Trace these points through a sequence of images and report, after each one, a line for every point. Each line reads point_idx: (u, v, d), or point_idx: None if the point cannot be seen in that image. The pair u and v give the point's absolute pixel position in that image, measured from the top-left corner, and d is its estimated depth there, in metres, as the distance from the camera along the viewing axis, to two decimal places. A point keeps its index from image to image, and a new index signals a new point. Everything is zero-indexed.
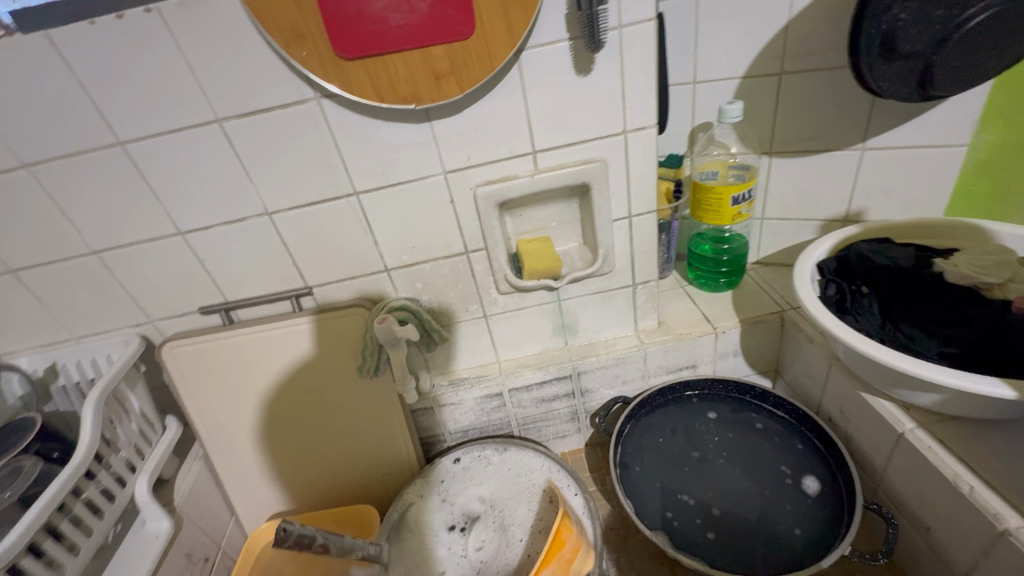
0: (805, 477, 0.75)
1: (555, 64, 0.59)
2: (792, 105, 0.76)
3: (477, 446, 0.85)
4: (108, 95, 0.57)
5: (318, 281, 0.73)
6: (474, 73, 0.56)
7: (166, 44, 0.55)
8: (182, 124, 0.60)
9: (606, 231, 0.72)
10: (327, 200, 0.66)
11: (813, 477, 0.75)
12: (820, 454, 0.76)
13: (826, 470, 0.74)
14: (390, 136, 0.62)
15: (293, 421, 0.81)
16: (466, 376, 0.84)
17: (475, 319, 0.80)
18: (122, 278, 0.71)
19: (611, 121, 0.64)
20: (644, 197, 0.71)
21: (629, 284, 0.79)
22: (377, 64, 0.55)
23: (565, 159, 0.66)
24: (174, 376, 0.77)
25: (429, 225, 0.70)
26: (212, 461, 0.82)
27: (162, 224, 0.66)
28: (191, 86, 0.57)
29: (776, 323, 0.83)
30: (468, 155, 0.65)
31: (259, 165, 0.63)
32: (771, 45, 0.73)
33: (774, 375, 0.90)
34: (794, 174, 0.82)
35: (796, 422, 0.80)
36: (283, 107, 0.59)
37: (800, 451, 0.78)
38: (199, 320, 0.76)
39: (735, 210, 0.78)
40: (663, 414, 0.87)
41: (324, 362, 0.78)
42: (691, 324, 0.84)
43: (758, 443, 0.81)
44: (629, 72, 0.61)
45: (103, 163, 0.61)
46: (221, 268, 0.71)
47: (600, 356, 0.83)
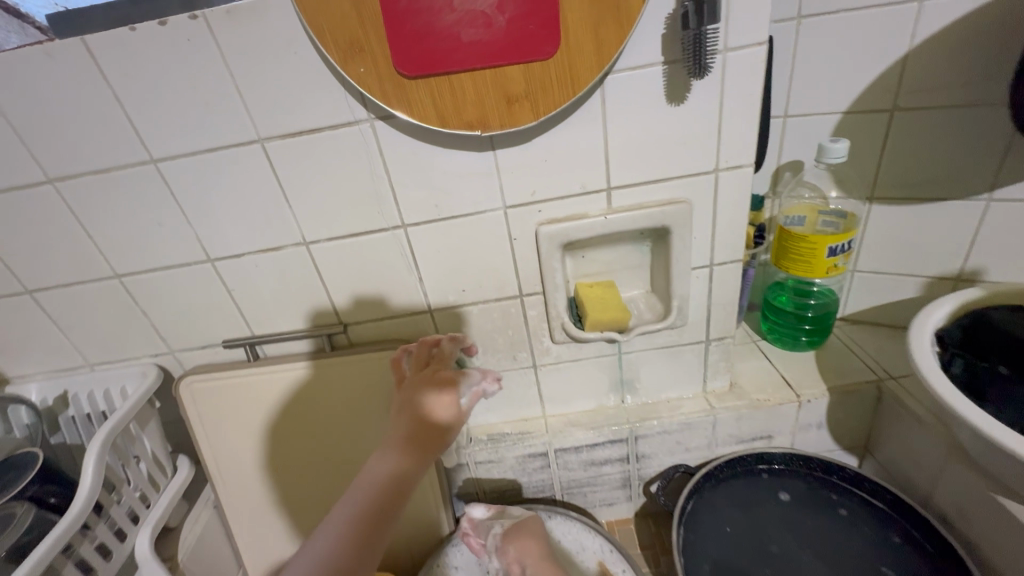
0: None
1: (644, 91, 0.52)
2: (902, 146, 0.66)
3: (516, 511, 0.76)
4: (144, 110, 0.52)
5: (353, 319, 0.66)
6: (552, 98, 0.49)
7: (210, 56, 0.49)
8: (220, 144, 0.53)
9: (683, 280, 0.62)
10: (372, 232, 0.59)
11: None
12: (931, 559, 0.62)
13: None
14: (449, 165, 0.55)
15: (315, 470, 0.73)
16: (507, 432, 0.75)
17: (522, 368, 0.71)
18: (144, 305, 0.65)
19: (700, 157, 0.56)
20: (730, 243, 0.61)
21: (702, 340, 0.69)
22: (443, 85, 0.48)
23: (643, 197, 0.58)
24: (190, 412, 0.70)
25: (483, 264, 0.62)
26: (222, 509, 0.74)
27: (191, 249, 0.60)
28: (233, 101, 0.51)
29: (872, 394, 0.71)
30: (534, 190, 0.57)
31: (300, 191, 0.56)
32: (883, 78, 0.64)
33: (862, 453, 0.77)
34: (897, 223, 0.71)
35: (897, 515, 0.67)
36: (333, 128, 0.53)
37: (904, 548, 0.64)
38: (223, 353, 0.69)
39: (830, 262, 0.68)
40: (731, 488, 0.74)
41: (353, 408, 0.70)
42: (769, 389, 0.73)
43: (849, 537, 0.67)
44: (728, 103, 0.52)
45: (132, 182, 0.56)
46: (250, 300, 0.64)
47: (661, 419, 0.73)
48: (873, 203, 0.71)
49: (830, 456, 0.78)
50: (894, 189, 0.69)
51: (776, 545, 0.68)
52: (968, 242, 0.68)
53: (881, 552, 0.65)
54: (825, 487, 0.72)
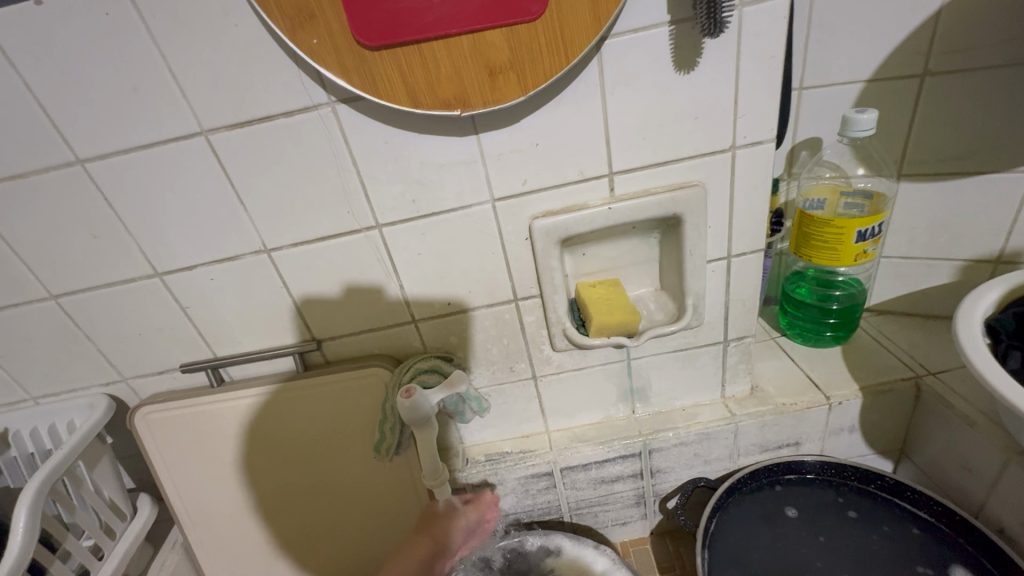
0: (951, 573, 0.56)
1: (648, 58, 0.44)
2: (933, 116, 0.60)
3: (521, 540, 0.68)
4: (64, 103, 0.44)
5: (328, 334, 0.58)
6: (542, 68, 0.41)
7: (134, 33, 0.42)
8: (155, 139, 0.46)
9: (698, 274, 0.55)
10: (342, 234, 0.51)
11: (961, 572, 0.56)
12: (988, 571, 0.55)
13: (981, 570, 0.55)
14: (426, 153, 0.48)
15: (293, 505, 0.66)
16: (507, 451, 0.67)
17: (521, 380, 0.63)
18: (86, 328, 0.57)
19: (714, 133, 0.48)
20: (750, 231, 0.54)
21: (719, 341, 0.62)
22: (412, 56, 0.40)
23: (650, 183, 0.51)
24: (149, 447, 0.62)
25: (471, 266, 0.54)
26: (194, 549, 0.68)
27: (135, 263, 0.52)
28: (168, 88, 0.44)
29: (909, 393, 0.64)
30: (526, 178, 0.49)
31: (254, 190, 0.49)
32: (912, 38, 0.57)
33: (898, 455, 0.70)
34: (928, 202, 0.64)
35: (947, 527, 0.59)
36: (287, 115, 0.45)
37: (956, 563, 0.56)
38: (183, 379, 0.61)
39: (859, 248, 0.60)
40: (757, 502, 0.66)
41: (331, 438, 0.63)
42: (795, 391, 0.66)
43: (892, 554, 0.59)
44: (745, 68, 0.45)
45: (60, 187, 0.48)
46: (208, 318, 0.56)
47: (678, 430, 0.65)
48: (901, 182, 0.65)
49: (862, 460, 0.71)
50: (926, 164, 0.63)
51: (811, 565, 0.60)
52: (1011, 220, 0.61)
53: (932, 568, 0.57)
54: (861, 499, 0.64)
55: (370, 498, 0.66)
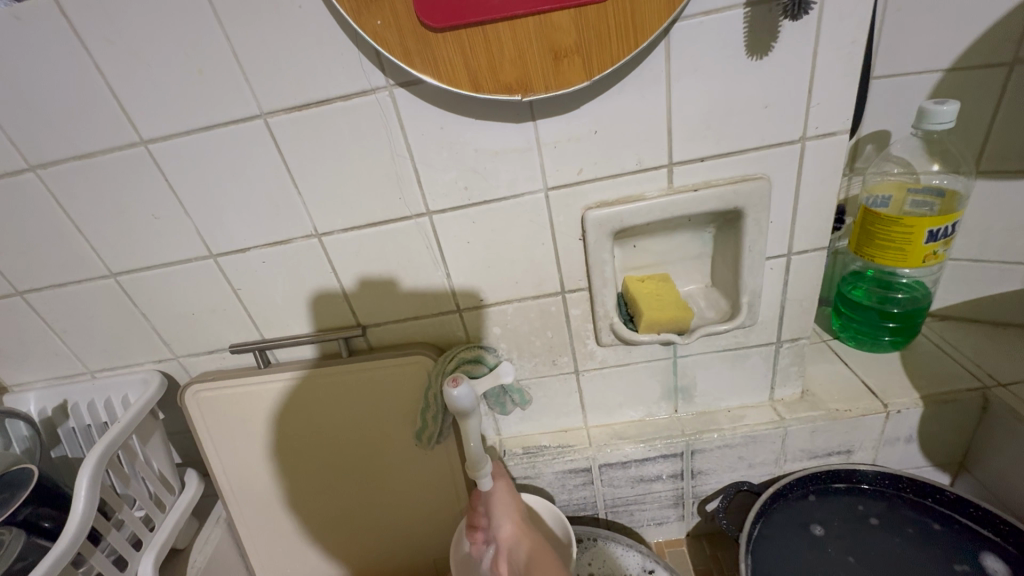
0: (984, 558, 0.56)
1: (719, 42, 0.42)
2: (1019, 107, 0.56)
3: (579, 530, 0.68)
4: (131, 85, 0.45)
5: (373, 320, 0.58)
6: (609, 52, 0.40)
7: (200, 13, 0.42)
8: (216, 121, 0.46)
9: (755, 271, 0.53)
10: (392, 220, 0.51)
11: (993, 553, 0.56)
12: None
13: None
14: (482, 140, 0.47)
15: (333, 488, 0.67)
16: (545, 445, 0.66)
17: (562, 374, 0.62)
18: (143, 306, 0.58)
19: (784, 122, 0.46)
20: (814, 228, 0.52)
21: (772, 342, 0.60)
22: (476, 38, 0.39)
23: (710, 174, 0.49)
24: (197, 423, 0.64)
25: (520, 257, 0.54)
26: (236, 525, 0.69)
27: (191, 244, 0.53)
28: (229, 69, 0.44)
29: (974, 404, 0.60)
30: (581, 167, 0.48)
31: (309, 174, 0.49)
32: (1001, 24, 0.53)
33: (956, 469, 0.67)
34: (1005, 202, 0.60)
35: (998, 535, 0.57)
36: (346, 98, 0.45)
37: (994, 556, 0.56)
38: (232, 359, 0.63)
39: (929, 249, 0.57)
40: (804, 509, 0.64)
41: (372, 422, 0.63)
42: (849, 397, 0.63)
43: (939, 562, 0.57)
44: (823, 54, 0.43)
45: (123, 167, 0.49)
46: (258, 300, 0.57)
47: (723, 432, 0.63)
48: (977, 179, 0.61)
49: (918, 472, 0.67)
50: (1007, 160, 0.58)
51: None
52: None
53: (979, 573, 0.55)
54: (916, 513, 0.61)
55: (407, 485, 0.66)
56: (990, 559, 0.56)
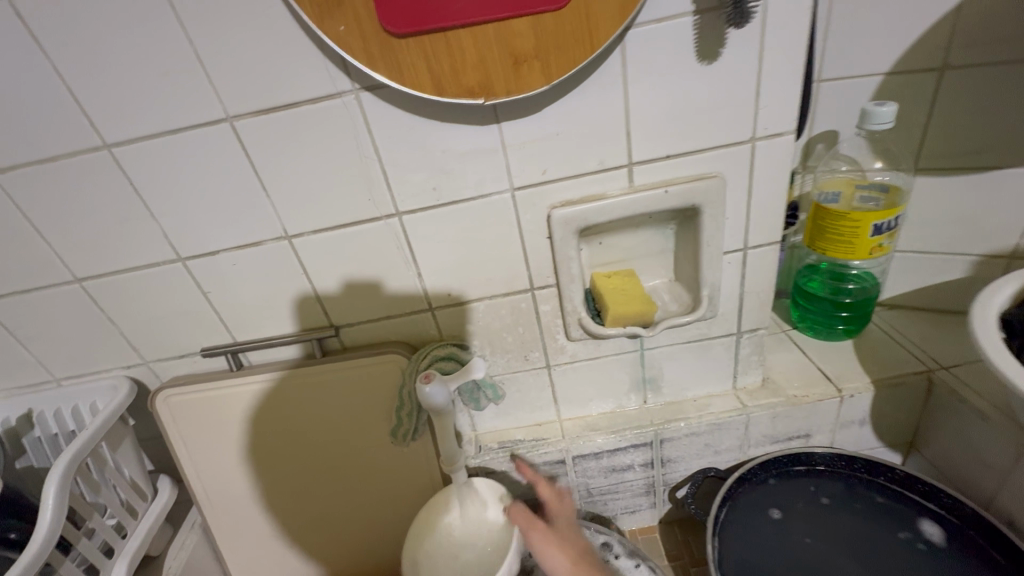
0: (922, 524, 0.61)
1: (671, 48, 0.45)
2: (952, 109, 0.60)
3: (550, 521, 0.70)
4: (93, 89, 0.45)
5: (346, 321, 0.59)
6: (566, 58, 0.42)
7: (163, 18, 0.42)
8: (181, 125, 0.46)
9: (713, 266, 0.55)
10: (363, 221, 0.52)
11: (930, 520, 0.61)
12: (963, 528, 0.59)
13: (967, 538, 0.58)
14: (448, 142, 0.48)
15: (310, 489, 0.68)
16: (519, 439, 0.68)
17: (535, 368, 0.64)
18: (110, 311, 0.58)
19: (735, 124, 0.49)
20: (767, 223, 0.55)
21: (733, 332, 0.63)
22: (438, 44, 0.41)
23: (668, 173, 0.51)
24: (169, 429, 0.64)
25: (489, 255, 0.55)
26: (211, 530, 0.69)
27: (159, 247, 0.53)
28: (194, 73, 0.44)
29: (920, 386, 0.64)
30: (545, 168, 0.50)
31: (277, 176, 0.49)
32: (934, 31, 0.56)
33: (906, 449, 0.71)
34: (943, 197, 0.64)
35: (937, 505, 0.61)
36: (312, 101, 0.45)
37: (929, 521, 0.61)
38: (204, 363, 0.62)
39: (875, 241, 0.60)
40: (766, 493, 0.67)
41: (348, 421, 0.64)
42: (806, 383, 0.67)
43: (885, 532, 0.61)
44: (768, 59, 0.45)
45: (88, 171, 0.49)
46: (230, 303, 0.57)
47: (689, 420, 0.66)
48: (917, 175, 0.65)
49: (872, 453, 0.71)
50: (943, 158, 0.63)
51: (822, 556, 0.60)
52: None
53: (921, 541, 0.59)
54: (870, 492, 0.65)
55: (385, 483, 0.67)
56: (928, 524, 0.61)
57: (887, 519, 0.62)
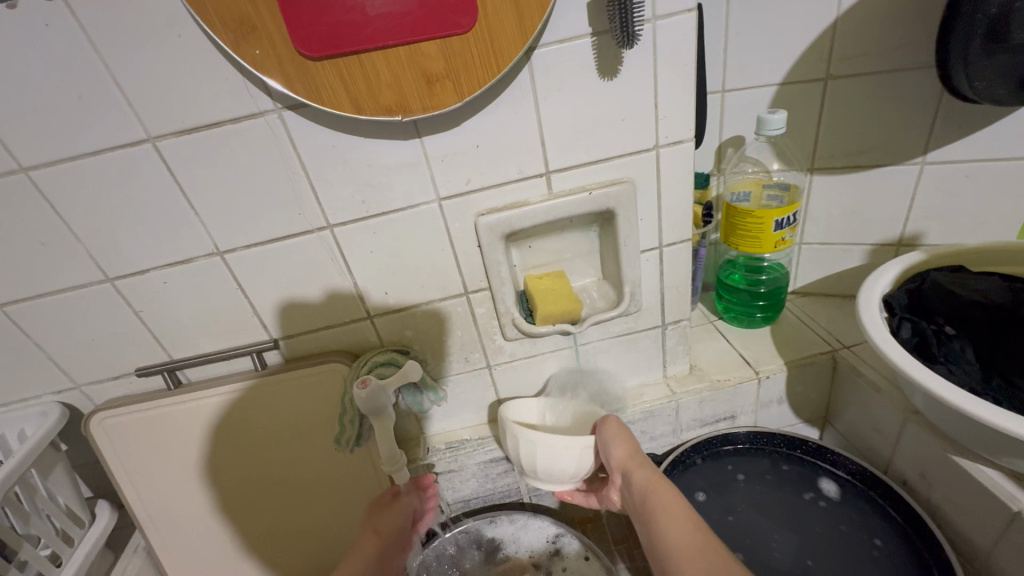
0: (822, 484, 0.68)
1: (574, 65, 0.49)
2: (836, 116, 0.67)
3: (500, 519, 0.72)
4: (7, 113, 0.45)
5: (284, 333, 0.60)
6: (475, 76, 0.45)
7: (77, 44, 0.43)
8: (102, 146, 0.47)
9: (633, 263, 0.60)
10: (294, 234, 0.54)
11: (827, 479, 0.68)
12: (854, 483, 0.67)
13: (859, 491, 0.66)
14: (372, 156, 0.50)
15: (258, 503, 0.68)
16: (466, 438, 0.70)
17: (476, 369, 0.67)
18: (36, 336, 0.57)
19: (640, 133, 0.53)
20: (678, 223, 0.60)
21: (659, 324, 0.68)
22: (352, 66, 0.43)
23: (584, 180, 0.55)
24: (105, 453, 0.63)
25: (422, 262, 0.57)
26: (156, 555, 0.68)
27: (85, 269, 0.53)
28: (112, 97, 0.45)
29: (826, 365, 0.71)
30: (469, 177, 0.53)
31: (203, 194, 0.50)
32: (816, 46, 0.63)
33: (822, 423, 0.77)
34: (838, 193, 0.72)
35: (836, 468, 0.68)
36: (234, 121, 0.47)
37: (829, 480, 0.68)
38: (139, 384, 0.62)
39: (778, 235, 0.67)
40: (697, 474, 0.72)
41: (293, 432, 0.64)
42: (729, 369, 0.72)
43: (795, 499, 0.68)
44: (663, 74, 0.50)
45: (5, 195, 0.48)
46: (163, 321, 0.57)
47: (625, 409, 0.70)
48: (813, 175, 0.72)
49: (792, 429, 0.77)
50: (833, 159, 0.70)
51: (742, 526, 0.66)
52: (908, 207, 0.69)
53: (824, 501, 0.67)
54: (789, 464, 0.71)
55: (334, 491, 0.68)
56: (827, 484, 0.68)
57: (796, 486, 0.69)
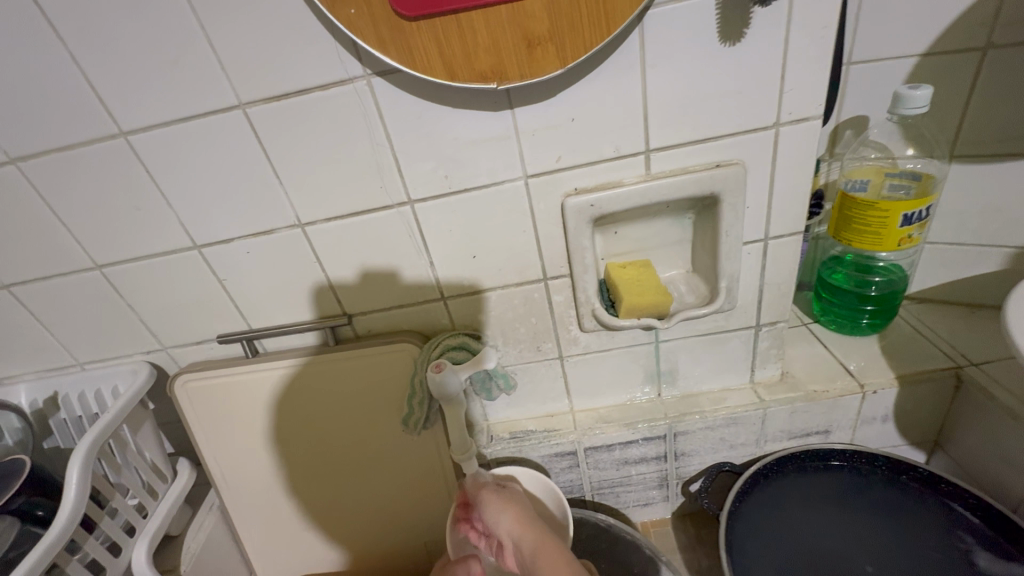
0: (931, 518, 0.60)
1: (692, 28, 0.43)
2: (991, 94, 0.57)
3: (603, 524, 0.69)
4: (110, 79, 0.45)
5: (358, 309, 0.59)
6: (582, 38, 0.40)
7: (175, 5, 0.42)
8: (195, 112, 0.46)
9: (732, 256, 0.54)
10: (374, 209, 0.52)
11: (937, 511, 0.60)
12: (975, 519, 0.58)
13: (979, 529, 0.57)
14: (460, 130, 0.47)
15: (324, 474, 0.68)
16: (531, 429, 0.67)
17: (547, 359, 0.64)
18: (129, 298, 0.59)
19: (758, 108, 0.47)
20: (790, 213, 0.53)
21: (751, 325, 0.61)
22: (450, 27, 0.40)
23: (686, 161, 0.49)
24: (187, 412, 0.65)
25: (502, 244, 0.54)
26: (230, 514, 0.71)
27: (176, 235, 0.54)
28: (208, 61, 0.44)
29: (947, 383, 0.62)
30: (560, 155, 0.49)
31: (289, 163, 0.49)
32: (976, 7, 0.53)
33: (931, 447, 0.68)
34: (979, 186, 0.61)
35: (948, 500, 0.60)
36: (323, 88, 0.45)
37: (980, 551, 0.56)
38: (220, 350, 0.63)
39: (904, 232, 0.58)
40: (781, 492, 0.65)
41: (361, 408, 0.64)
42: (827, 378, 0.65)
43: (900, 532, 0.60)
44: (794, 40, 0.43)
45: (105, 160, 0.49)
46: (245, 291, 0.58)
47: (705, 414, 0.65)
48: (952, 163, 0.62)
49: (895, 451, 0.69)
50: (980, 145, 0.60)
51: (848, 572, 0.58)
52: None
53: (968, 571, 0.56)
54: (891, 491, 0.63)
55: (397, 470, 0.67)
56: (979, 554, 0.56)
57: (902, 518, 0.61)
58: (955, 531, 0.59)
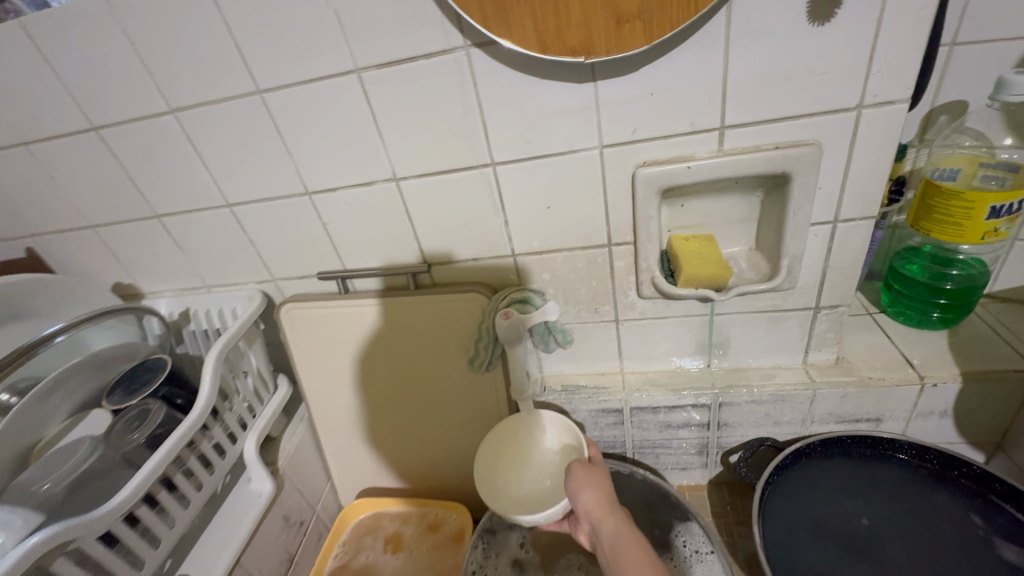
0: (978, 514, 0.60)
1: (780, 7, 0.44)
2: None
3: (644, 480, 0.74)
4: (252, 43, 0.53)
5: (437, 259, 0.66)
6: (669, 17, 0.43)
7: None
8: (318, 75, 0.54)
9: (798, 236, 0.55)
10: (460, 168, 0.58)
11: (986, 509, 0.60)
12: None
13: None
14: (545, 99, 0.51)
15: (395, 402, 0.78)
16: (582, 385, 0.73)
17: (603, 321, 0.68)
18: (250, 234, 0.69)
19: (841, 89, 0.47)
20: (862, 197, 0.53)
21: (810, 307, 0.63)
22: (547, 5, 0.44)
23: (760, 139, 0.51)
24: (288, 336, 0.76)
25: (572, 209, 0.59)
26: (316, 427, 0.82)
27: (292, 181, 0.63)
28: (333, 29, 0.51)
29: (1018, 384, 0.60)
30: (636, 127, 0.52)
31: (391, 122, 0.56)
32: None
33: (992, 448, 0.67)
34: None
35: (1000, 500, 0.60)
36: (427, 56, 0.51)
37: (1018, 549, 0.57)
38: (318, 286, 0.73)
39: (989, 225, 0.56)
40: (821, 471, 0.67)
41: (433, 346, 0.72)
42: (885, 367, 0.65)
43: (941, 523, 0.61)
44: (886, 21, 0.44)
45: (243, 113, 0.58)
46: (344, 235, 0.66)
47: (752, 388, 0.67)
48: None
49: (950, 448, 0.68)
50: None
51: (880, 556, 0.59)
52: None
53: (1001, 566, 0.56)
54: (938, 484, 0.63)
55: (459, 406, 0.76)
56: (1011, 549, 0.57)
57: (947, 510, 0.62)
58: (1002, 529, 0.58)
